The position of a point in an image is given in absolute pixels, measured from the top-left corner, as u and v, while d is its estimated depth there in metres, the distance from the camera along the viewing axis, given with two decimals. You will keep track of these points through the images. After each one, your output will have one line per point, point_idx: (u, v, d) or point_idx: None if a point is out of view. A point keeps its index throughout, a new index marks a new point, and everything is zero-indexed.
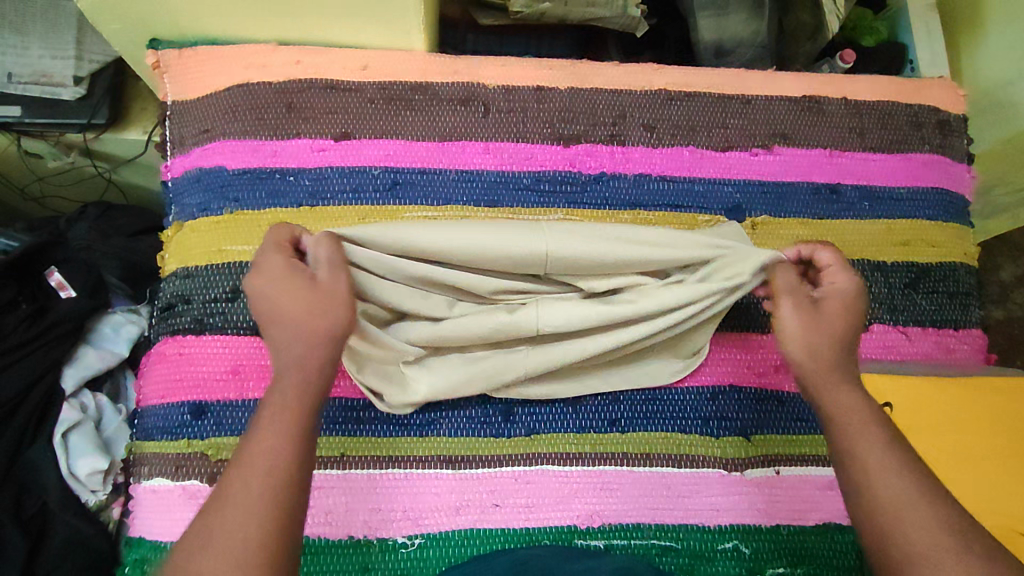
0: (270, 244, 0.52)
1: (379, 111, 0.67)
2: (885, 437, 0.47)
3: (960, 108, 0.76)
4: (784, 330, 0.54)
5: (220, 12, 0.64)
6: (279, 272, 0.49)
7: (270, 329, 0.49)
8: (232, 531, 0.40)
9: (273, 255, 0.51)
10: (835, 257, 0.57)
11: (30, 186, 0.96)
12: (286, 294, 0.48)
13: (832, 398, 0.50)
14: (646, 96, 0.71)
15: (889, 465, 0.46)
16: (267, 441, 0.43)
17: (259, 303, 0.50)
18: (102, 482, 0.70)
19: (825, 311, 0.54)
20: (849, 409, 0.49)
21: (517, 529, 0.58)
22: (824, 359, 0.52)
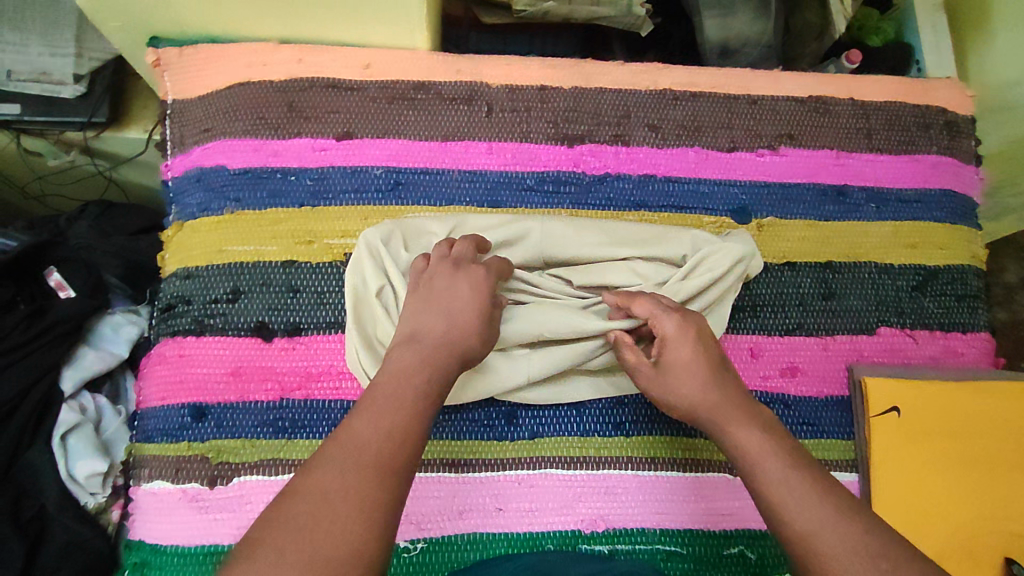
0: (495, 269, 0.55)
1: (381, 110, 0.66)
2: (788, 468, 0.45)
3: (967, 109, 0.75)
4: (665, 406, 0.53)
5: (221, 9, 0.63)
6: (480, 286, 0.53)
7: (433, 316, 0.50)
8: (364, 493, 0.38)
9: (487, 272, 0.54)
10: (653, 301, 0.55)
11: (30, 185, 0.95)
12: (474, 307, 0.51)
13: (731, 439, 0.48)
14: (650, 96, 0.70)
15: (795, 494, 0.43)
16: (401, 414, 0.43)
17: (442, 291, 0.52)
18: (101, 486, 0.70)
19: (669, 366, 0.53)
20: (749, 447, 0.47)
21: (521, 533, 0.58)
22: (704, 413, 0.51)
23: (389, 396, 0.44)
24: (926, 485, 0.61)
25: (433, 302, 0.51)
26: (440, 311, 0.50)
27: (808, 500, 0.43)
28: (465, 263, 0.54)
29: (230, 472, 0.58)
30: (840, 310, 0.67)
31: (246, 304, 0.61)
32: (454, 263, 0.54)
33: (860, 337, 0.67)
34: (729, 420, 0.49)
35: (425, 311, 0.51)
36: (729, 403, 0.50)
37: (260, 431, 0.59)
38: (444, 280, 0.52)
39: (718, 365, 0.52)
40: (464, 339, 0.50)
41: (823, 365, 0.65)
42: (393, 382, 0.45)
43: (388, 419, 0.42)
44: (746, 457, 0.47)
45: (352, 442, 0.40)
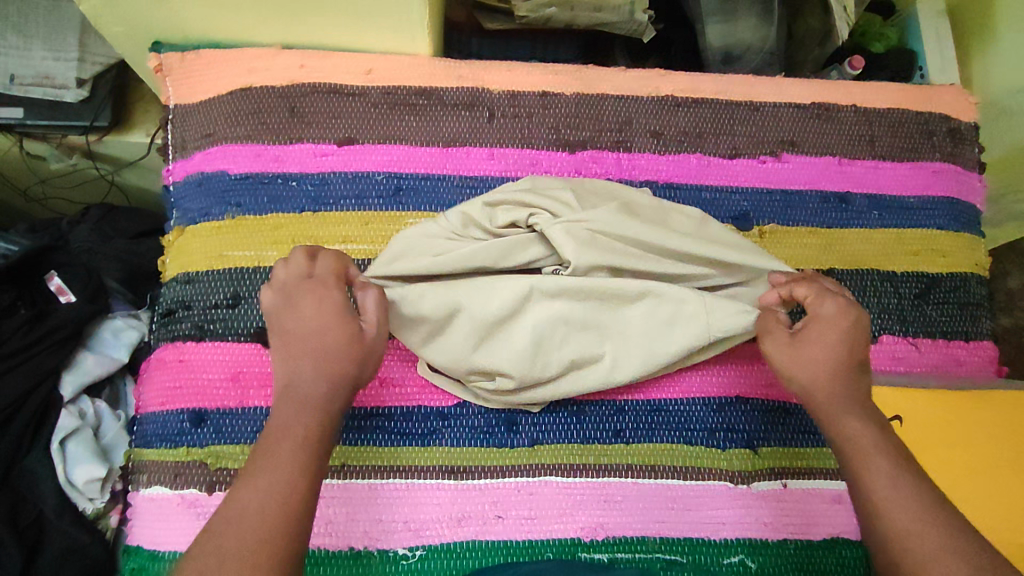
0: (329, 275, 0.52)
1: (382, 116, 0.66)
2: (894, 466, 0.47)
3: (971, 116, 0.75)
4: (783, 374, 0.54)
5: (223, 14, 0.63)
6: (326, 307, 0.51)
7: (295, 359, 0.49)
8: (249, 562, 0.40)
9: (327, 289, 0.51)
10: (814, 284, 0.56)
11: (32, 187, 0.95)
12: (331, 331, 0.50)
13: (838, 428, 0.50)
14: (652, 102, 0.70)
15: (901, 496, 0.45)
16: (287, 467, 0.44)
17: (293, 329, 0.50)
18: (100, 491, 0.69)
19: (805, 341, 0.53)
20: (861, 439, 0.49)
21: (520, 541, 0.57)
22: (820, 393, 0.51)
23: (268, 454, 0.45)
24: None
25: (294, 346, 0.50)
26: (304, 353, 0.49)
27: (910, 500, 0.45)
28: (300, 287, 0.51)
29: (229, 478, 0.57)
30: None
31: (245, 309, 0.61)
32: (291, 289, 0.52)
33: None
34: (837, 410, 0.51)
35: (294, 356, 0.49)
36: (844, 397, 0.51)
37: (258, 436, 0.59)
38: (290, 317, 0.51)
39: (857, 358, 0.53)
40: (337, 368, 0.49)
41: None
42: (275, 436, 0.46)
43: (271, 475, 0.44)
44: (852, 444, 0.49)
45: (237, 508, 0.42)
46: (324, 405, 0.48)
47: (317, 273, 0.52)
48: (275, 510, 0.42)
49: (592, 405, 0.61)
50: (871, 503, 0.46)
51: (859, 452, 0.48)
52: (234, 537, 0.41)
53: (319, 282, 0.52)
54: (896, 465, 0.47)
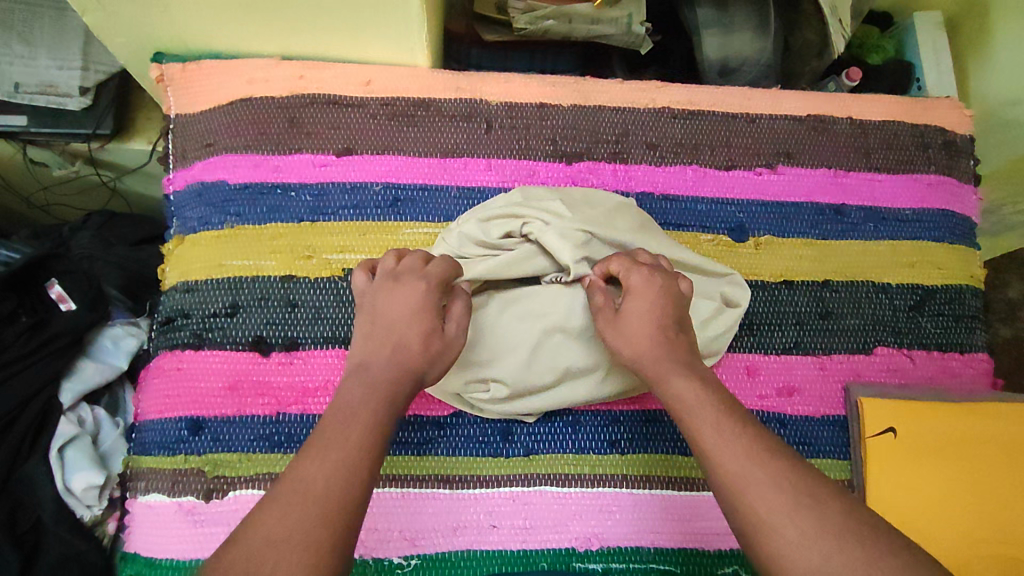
0: (436, 276, 0.52)
1: (381, 127, 0.67)
2: (727, 414, 0.47)
3: (966, 128, 0.75)
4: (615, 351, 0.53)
5: (224, 25, 0.64)
6: (420, 298, 0.51)
7: (375, 343, 0.50)
8: (313, 527, 0.40)
9: (426, 284, 0.52)
10: (625, 259, 0.55)
11: (35, 194, 0.96)
12: (418, 321, 0.50)
13: (667, 387, 0.49)
14: (649, 113, 0.70)
15: (726, 439, 0.45)
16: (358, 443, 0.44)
17: (386, 312, 0.51)
18: (98, 498, 0.70)
19: (626, 315, 0.52)
20: (686, 395, 0.48)
21: (514, 550, 0.58)
22: (644, 359, 0.51)
23: (340, 428, 0.45)
24: (925, 504, 0.61)
25: (376, 325, 0.51)
26: (387, 334, 0.50)
27: (733, 442, 0.45)
28: (404, 276, 0.52)
29: (226, 486, 0.58)
30: (838, 329, 0.67)
31: (244, 318, 0.62)
32: (397, 276, 0.52)
33: (857, 357, 0.67)
34: (663, 370, 0.50)
35: (372, 337, 0.50)
36: (666, 360, 0.50)
37: (256, 444, 0.59)
38: (384, 300, 0.51)
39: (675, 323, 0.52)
40: (410, 361, 0.49)
41: (819, 385, 0.65)
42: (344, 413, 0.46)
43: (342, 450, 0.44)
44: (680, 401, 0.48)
45: (309, 478, 0.42)
46: (393, 389, 0.48)
47: (427, 270, 0.53)
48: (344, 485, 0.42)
49: (587, 415, 0.61)
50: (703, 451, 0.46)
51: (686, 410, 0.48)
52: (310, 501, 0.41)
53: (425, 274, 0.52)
54: (721, 413, 0.47)
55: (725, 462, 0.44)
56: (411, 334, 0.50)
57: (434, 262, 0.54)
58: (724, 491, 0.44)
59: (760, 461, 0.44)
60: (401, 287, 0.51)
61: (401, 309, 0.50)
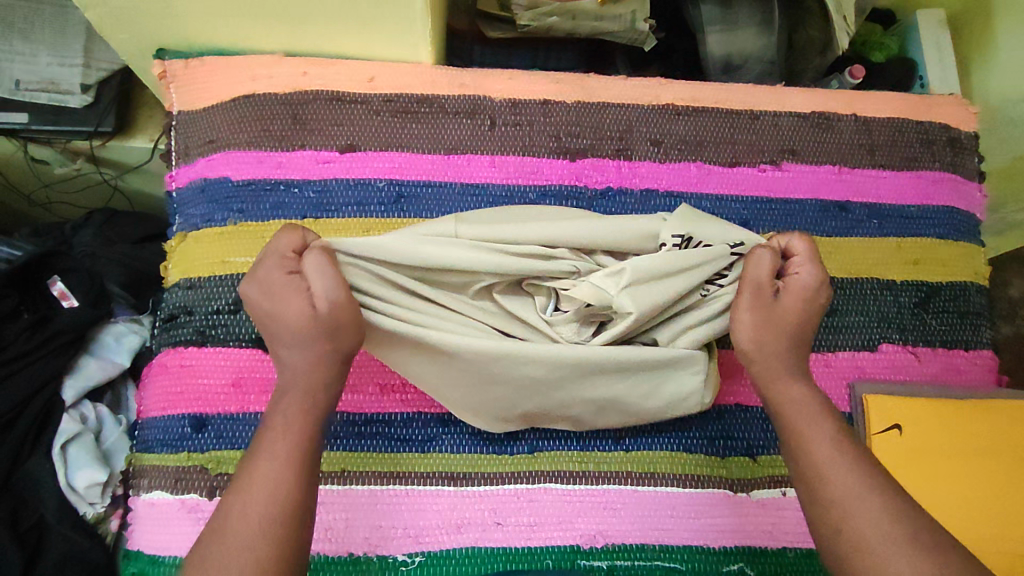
0: (276, 252, 0.48)
1: (385, 123, 0.67)
2: (840, 433, 0.47)
3: (971, 125, 0.75)
4: (743, 327, 0.52)
5: (227, 21, 0.64)
6: (285, 281, 0.47)
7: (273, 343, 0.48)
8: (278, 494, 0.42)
9: (282, 274, 0.48)
10: (806, 249, 0.54)
11: (36, 192, 0.96)
12: (292, 306, 0.46)
13: (779, 392, 0.50)
14: (653, 110, 0.70)
15: (835, 454, 0.45)
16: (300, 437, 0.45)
17: (266, 312, 0.48)
18: (101, 495, 0.70)
19: (782, 309, 0.52)
20: (802, 404, 0.49)
21: (520, 548, 0.57)
22: (767, 357, 0.51)
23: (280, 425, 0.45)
24: (932, 501, 0.61)
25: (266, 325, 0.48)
26: (280, 338, 0.47)
27: (846, 462, 0.45)
28: (258, 271, 0.48)
29: (230, 483, 0.58)
30: (842, 326, 0.66)
31: (247, 315, 0.62)
32: (255, 271, 0.49)
33: (862, 354, 0.66)
34: (781, 375, 0.50)
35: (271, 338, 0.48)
36: (783, 363, 0.51)
37: None
38: (259, 300, 0.48)
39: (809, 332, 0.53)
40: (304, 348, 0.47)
41: (824, 382, 0.65)
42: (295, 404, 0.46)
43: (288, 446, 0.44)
44: (793, 408, 0.49)
45: (265, 480, 0.42)
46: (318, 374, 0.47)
47: (269, 251, 0.48)
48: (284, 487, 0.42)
49: None
50: (811, 460, 0.46)
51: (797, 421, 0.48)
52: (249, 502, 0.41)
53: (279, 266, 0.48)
54: (838, 431, 0.47)
55: (833, 477, 0.44)
56: (294, 319, 0.46)
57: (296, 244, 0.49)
58: (824, 500, 0.44)
59: (870, 482, 0.43)
60: (263, 279, 0.48)
61: (274, 301, 0.47)
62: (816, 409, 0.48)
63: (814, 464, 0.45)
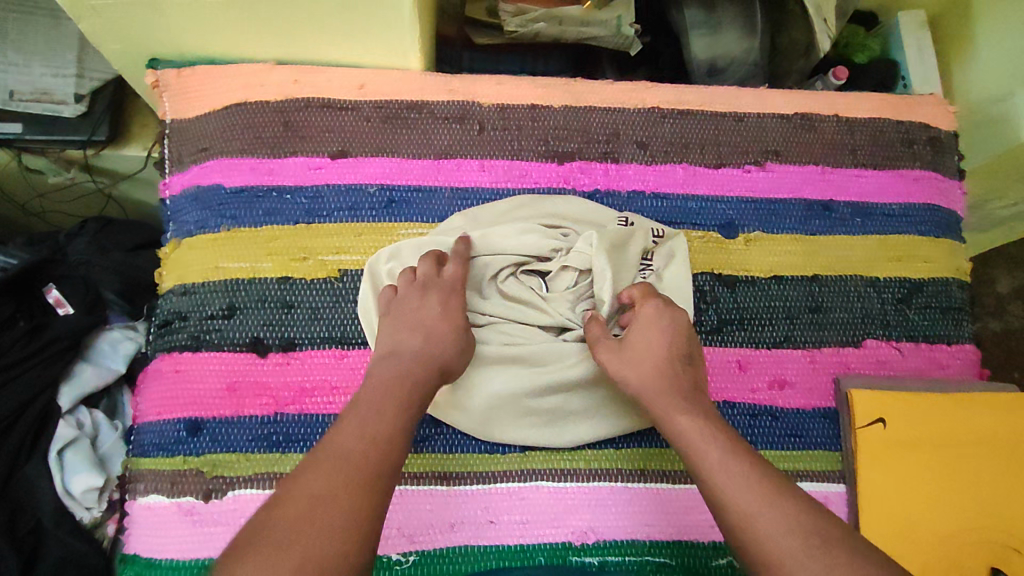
0: (457, 279, 0.59)
1: (375, 129, 0.68)
2: (727, 450, 0.47)
3: (950, 125, 0.76)
4: (615, 378, 0.56)
5: (218, 30, 0.65)
6: (449, 300, 0.57)
7: (409, 334, 0.55)
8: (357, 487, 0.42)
9: (450, 290, 0.58)
10: (639, 288, 0.60)
11: (30, 202, 0.97)
12: (447, 319, 0.56)
13: (671, 425, 0.51)
14: (639, 114, 0.71)
15: (729, 475, 0.46)
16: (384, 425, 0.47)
17: (416, 313, 0.56)
18: (97, 500, 0.71)
19: (632, 344, 0.56)
20: (691, 431, 0.49)
21: (512, 545, 0.58)
22: (648, 394, 0.53)
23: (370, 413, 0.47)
24: (913, 496, 0.62)
25: (406, 322, 0.55)
26: (420, 333, 0.55)
27: (737, 477, 0.45)
28: (429, 283, 0.58)
29: (225, 486, 0.58)
30: (827, 323, 0.68)
31: (241, 320, 0.62)
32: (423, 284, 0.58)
33: (847, 349, 0.68)
34: (668, 408, 0.52)
35: (402, 333, 0.55)
36: (667, 394, 0.52)
37: (254, 445, 0.59)
38: (415, 301, 0.57)
39: (679, 356, 0.55)
40: (439, 354, 0.54)
41: (810, 377, 0.66)
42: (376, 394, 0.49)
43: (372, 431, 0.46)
44: (683, 437, 0.50)
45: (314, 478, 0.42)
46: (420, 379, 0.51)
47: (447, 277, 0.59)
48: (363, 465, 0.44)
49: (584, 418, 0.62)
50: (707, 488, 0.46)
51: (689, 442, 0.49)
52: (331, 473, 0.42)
53: (444, 283, 0.58)
54: (724, 448, 0.47)
55: (729, 495, 0.45)
56: (443, 325, 0.56)
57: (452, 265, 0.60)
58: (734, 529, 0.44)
59: (769, 499, 0.44)
60: (427, 290, 0.58)
61: (430, 308, 0.56)
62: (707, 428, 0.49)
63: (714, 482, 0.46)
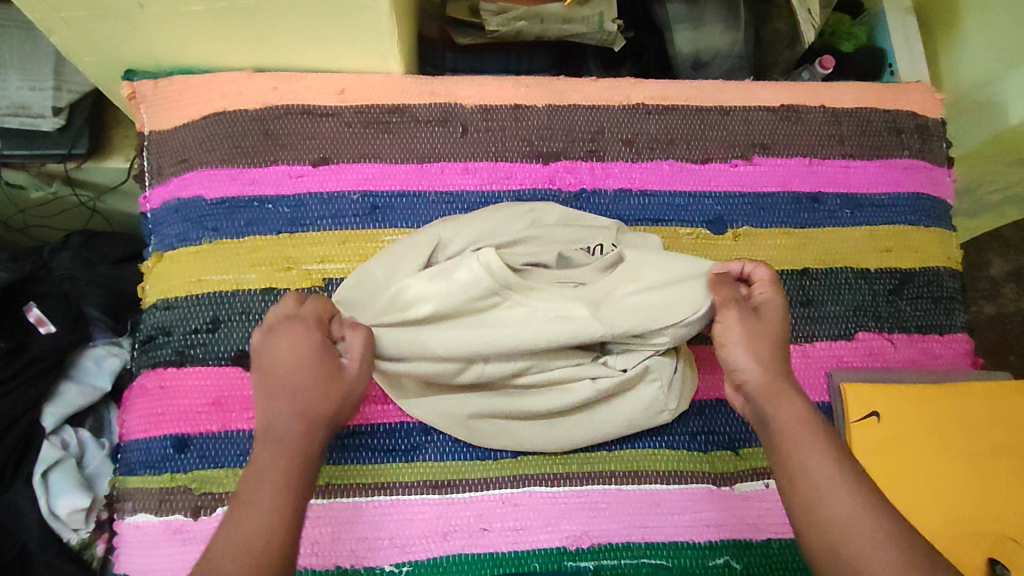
0: (312, 316, 0.51)
1: (356, 136, 0.67)
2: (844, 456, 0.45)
3: (938, 112, 0.76)
4: (727, 348, 0.53)
5: (193, 39, 0.64)
6: (313, 343, 0.49)
7: (274, 396, 0.48)
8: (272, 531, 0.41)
9: (313, 330, 0.50)
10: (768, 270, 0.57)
11: (13, 218, 0.96)
12: (310, 367, 0.48)
13: (777, 411, 0.48)
14: (624, 110, 0.71)
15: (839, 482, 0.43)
16: (268, 512, 0.42)
17: (275, 368, 0.49)
18: (84, 521, 0.70)
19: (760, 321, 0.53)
20: (795, 424, 0.47)
21: (506, 552, 0.58)
22: (760, 377, 0.50)
23: (248, 499, 0.43)
24: (908, 488, 0.62)
25: (273, 381, 0.48)
26: (286, 392, 0.48)
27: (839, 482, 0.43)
28: (282, 326, 0.51)
29: (214, 503, 0.58)
30: (819, 316, 0.67)
31: (226, 333, 0.62)
32: (278, 326, 0.51)
33: (839, 343, 0.67)
34: (777, 395, 0.49)
35: (270, 395, 0.48)
36: (778, 385, 0.50)
37: (243, 459, 0.59)
38: (270, 355, 0.49)
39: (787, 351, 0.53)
40: (314, 407, 0.47)
41: (803, 372, 0.65)
42: (249, 484, 0.44)
43: (259, 519, 0.41)
44: (783, 426, 0.47)
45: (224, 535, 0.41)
46: (302, 445, 0.46)
47: (298, 313, 0.51)
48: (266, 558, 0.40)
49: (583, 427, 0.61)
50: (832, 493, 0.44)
51: (791, 433, 0.47)
52: (226, 572, 0.38)
53: (307, 320, 0.51)
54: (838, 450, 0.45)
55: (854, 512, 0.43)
56: (310, 377, 0.48)
57: (312, 303, 0.53)
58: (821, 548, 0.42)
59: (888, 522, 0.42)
60: (287, 334, 0.50)
61: (293, 357, 0.49)
62: (813, 425, 0.47)
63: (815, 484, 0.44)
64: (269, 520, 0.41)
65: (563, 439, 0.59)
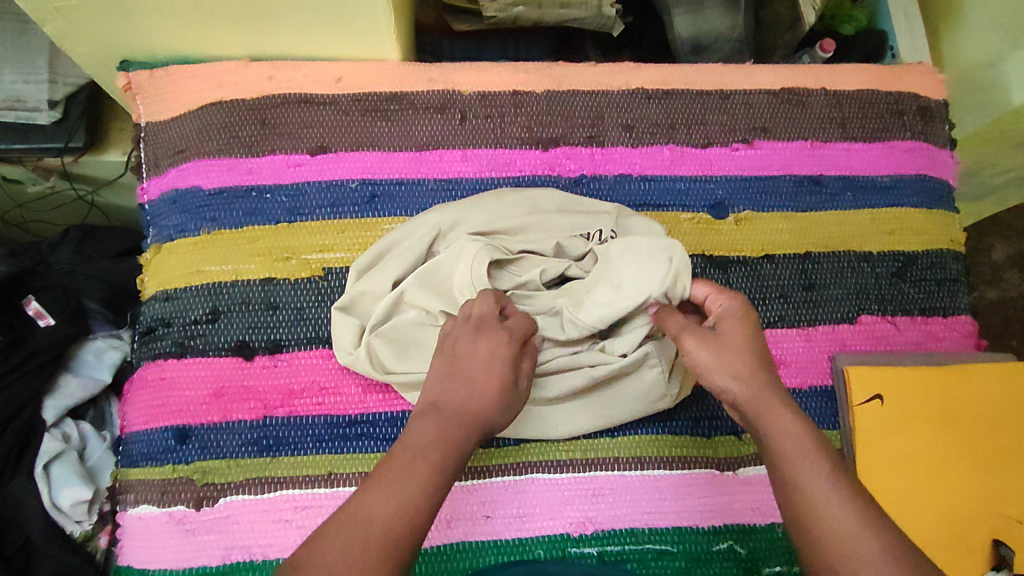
0: (519, 329, 0.50)
1: (354, 124, 0.66)
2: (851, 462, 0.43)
3: (940, 93, 0.75)
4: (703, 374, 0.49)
5: (189, 28, 0.63)
6: (509, 351, 0.48)
7: (454, 384, 0.47)
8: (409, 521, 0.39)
9: (510, 337, 0.49)
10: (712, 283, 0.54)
11: (11, 213, 0.96)
12: (501, 373, 0.47)
13: (773, 423, 0.45)
14: (624, 95, 0.70)
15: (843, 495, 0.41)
16: (417, 488, 0.40)
17: (464, 360, 0.48)
18: (87, 512, 0.70)
19: (723, 332, 0.49)
20: (792, 440, 0.44)
21: (509, 539, 0.57)
22: (748, 394, 0.46)
23: (406, 466, 0.41)
24: (912, 471, 0.61)
25: (455, 369, 0.47)
26: (461, 381, 0.47)
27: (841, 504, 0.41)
28: (489, 326, 0.50)
29: (216, 493, 0.57)
30: (822, 300, 0.67)
31: (225, 323, 0.61)
32: (478, 327, 0.50)
33: (842, 326, 0.67)
34: (768, 406, 0.45)
35: (447, 380, 0.47)
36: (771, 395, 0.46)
37: (245, 450, 0.59)
38: (465, 347, 0.48)
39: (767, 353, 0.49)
40: (489, 411, 0.46)
41: (807, 357, 0.65)
42: (408, 454, 0.42)
43: (402, 496, 0.40)
44: (780, 441, 0.44)
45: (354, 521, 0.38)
46: (464, 436, 0.44)
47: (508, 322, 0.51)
48: (398, 539, 0.38)
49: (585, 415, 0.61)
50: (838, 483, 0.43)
51: (784, 449, 0.44)
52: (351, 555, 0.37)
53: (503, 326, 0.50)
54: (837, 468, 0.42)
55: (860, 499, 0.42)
56: (494, 381, 0.47)
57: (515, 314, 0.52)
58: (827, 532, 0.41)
59: None
60: (488, 334, 0.49)
61: (488, 359, 0.48)
62: (814, 442, 0.43)
63: (810, 500, 0.42)
64: (413, 497, 0.40)
65: (567, 427, 0.59)
